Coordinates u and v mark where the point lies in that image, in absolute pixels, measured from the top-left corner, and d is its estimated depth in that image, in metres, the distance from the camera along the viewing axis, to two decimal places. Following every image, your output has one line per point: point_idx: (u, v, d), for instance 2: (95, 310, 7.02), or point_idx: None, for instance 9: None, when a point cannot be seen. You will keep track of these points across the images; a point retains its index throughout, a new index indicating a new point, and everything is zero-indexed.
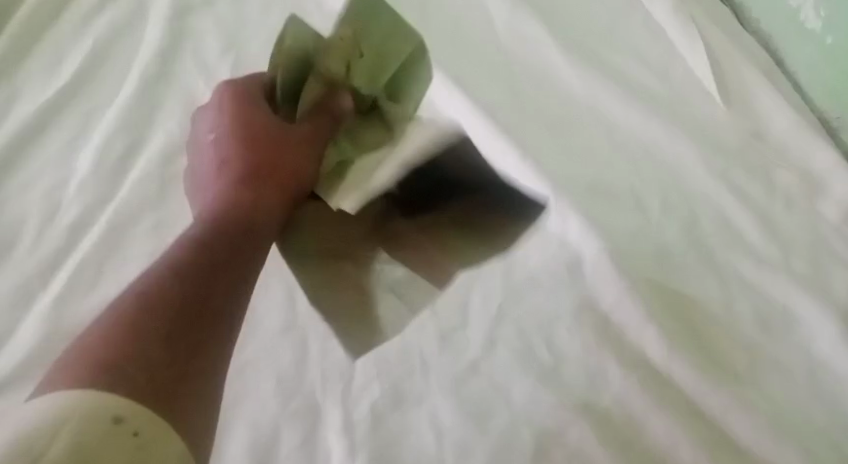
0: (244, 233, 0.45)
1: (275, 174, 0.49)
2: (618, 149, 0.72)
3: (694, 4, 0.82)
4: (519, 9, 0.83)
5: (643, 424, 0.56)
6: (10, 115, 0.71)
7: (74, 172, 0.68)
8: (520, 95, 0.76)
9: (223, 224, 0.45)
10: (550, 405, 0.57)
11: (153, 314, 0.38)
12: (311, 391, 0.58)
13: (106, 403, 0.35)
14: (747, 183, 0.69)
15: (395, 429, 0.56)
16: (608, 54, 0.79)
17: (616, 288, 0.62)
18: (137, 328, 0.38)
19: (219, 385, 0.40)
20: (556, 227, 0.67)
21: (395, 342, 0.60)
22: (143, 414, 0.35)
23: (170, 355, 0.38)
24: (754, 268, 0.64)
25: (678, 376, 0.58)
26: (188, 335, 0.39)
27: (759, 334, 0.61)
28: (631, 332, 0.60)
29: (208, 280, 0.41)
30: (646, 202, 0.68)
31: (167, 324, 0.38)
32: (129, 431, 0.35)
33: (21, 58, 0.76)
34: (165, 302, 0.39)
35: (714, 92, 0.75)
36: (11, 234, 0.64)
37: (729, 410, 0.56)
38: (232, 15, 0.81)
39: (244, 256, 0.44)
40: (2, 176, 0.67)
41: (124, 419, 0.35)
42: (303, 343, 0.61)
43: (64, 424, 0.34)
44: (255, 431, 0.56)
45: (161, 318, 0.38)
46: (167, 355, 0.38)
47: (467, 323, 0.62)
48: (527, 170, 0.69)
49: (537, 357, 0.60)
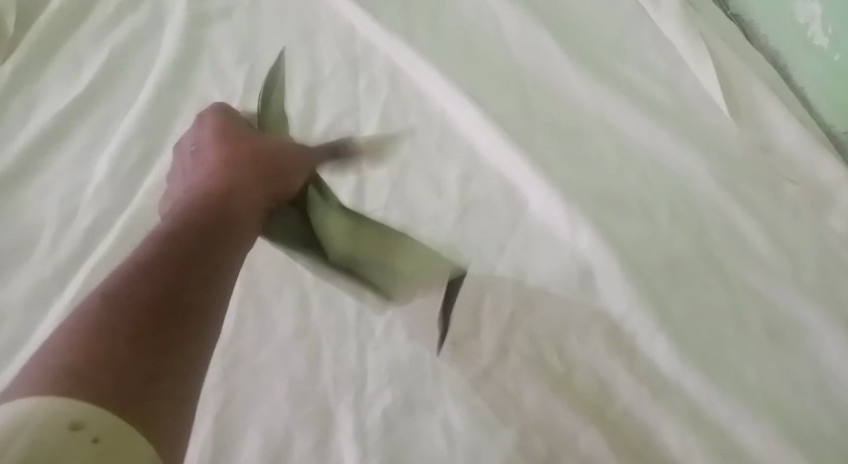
0: (215, 243, 0.51)
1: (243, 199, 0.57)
2: (626, 160, 0.72)
3: (703, 19, 0.83)
4: (529, 19, 0.83)
5: (653, 432, 0.57)
6: (29, 121, 0.72)
7: (90, 177, 0.69)
8: (530, 107, 0.77)
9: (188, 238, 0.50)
10: (561, 412, 0.57)
11: (124, 318, 0.44)
12: (324, 396, 0.59)
13: (61, 413, 0.39)
14: (756, 197, 0.69)
15: (408, 433, 0.57)
16: (616, 66, 0.80)
17: (626, 297, 0.62)
18: (108, 332, 0.43)
19: (185, 387, 0.45)
20: (566, 237, 0.67)
21: (407, 349, 0.61)
22: (97, 419, 0.40)
23: (140, 358, 0.43)
24: (763, 280, 0.64)
25: (688, 384, 0.59)
26: (158, 335, 0.44)
27: (768, 345, 0.61)
28: (643, 341, 0.61)
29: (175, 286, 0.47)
30: (654, 213, 0.68)
31: (131, 334, 0.44)
32: (89, 438, 0.39)
33: (40, 63, 0.77)
34: (136, 306, 0.45)
35: (723, 104, 0.75)
36: (28, 240, 0.65)
37: (737, 418, 0.57)
38: (245, 26, 0.81)
39: (211, 263, 0.50)
40: (20, 180, 0.69)
41: (81, 427, 0.39)
42: (316, 349, 0.61)
43: (15, 437, 0.38)
44: (269, 434, 0.57)
45: (132, 321, 0.44)
46: (139, 353, 0.43)
47: (478, 330, 0.62)
48: (536, 178, 0.70)
49: (547, 365, 0.60)
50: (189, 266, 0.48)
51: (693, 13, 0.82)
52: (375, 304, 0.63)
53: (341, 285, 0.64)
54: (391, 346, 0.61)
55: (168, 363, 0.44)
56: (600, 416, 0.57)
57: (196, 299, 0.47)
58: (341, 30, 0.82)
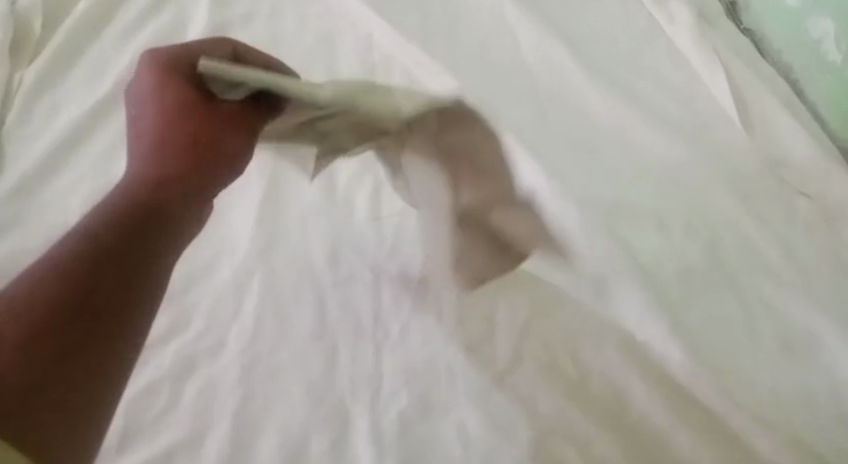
0: (153, 237, 0.48)
1: (204, 165, 0.52)
2: (642, 171, 0.73)
3: (716, 34, 0.84)
4: (546, 35, 0.84)
5: (667, 437, 0.56)
6: (54, 122, 0.74)
7: (113, 177, 0.70)
8: (546, 117, 0.77)
9: (127, 212, 0.48)
10: (577, 418, 0.57)
11: (34, 331, 0.43)
12: (341, 396, 0.59)
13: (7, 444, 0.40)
14: (768, 210, 0.69)
15: (423, 436, 0.57)
16: (630, 77, 0.80)
17: (640, 309, 0.63)
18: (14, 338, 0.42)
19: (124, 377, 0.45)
20: (583, 245, 0.67)
21: (422, 351, 0.61)
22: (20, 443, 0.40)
23: (59, 344, 0.43)
24: (778, 294, 0.64)
25: (697, 390, 0.58)
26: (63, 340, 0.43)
27: (782, 357, 0.61)
28: (656, 350, 0.61)
29: (93, 293, 0.45)
30: (668, 222, 0.69)
31: (56, 326, 0.43)
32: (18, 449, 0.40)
33: (66, 67, 0.78)
34: (56, 319, 0.44)
35: (735, 118, 0.76)
36: (52, 234, 0.65)
37: (751, 427, 0.56)
38: (266, 37, 0.83)
39: (144, 256, 0.47)
40: (44, 178, 0.69)
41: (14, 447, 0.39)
42: (333, 350, 0.61)
43: None
44: (285, 432, 0.57)
45: (32, 330, 0.43)
46: (55, 355, 0.43)
47: (493, 340, 0.61)
48: (550, 187, 0.71)
49: (564, 373, 0.60)
50: (119, 259, 0.46)
51: (706, 29, 0.83)
52: (392, 309, 0.64)
53: (358, 289, 0.65)
54: (406, 350, 0.61)
55: (83, 370, 0.43)
56: (617, 422, 0.57)
57: (125, 307, 0.45)
58: (360, 41, 0.83)
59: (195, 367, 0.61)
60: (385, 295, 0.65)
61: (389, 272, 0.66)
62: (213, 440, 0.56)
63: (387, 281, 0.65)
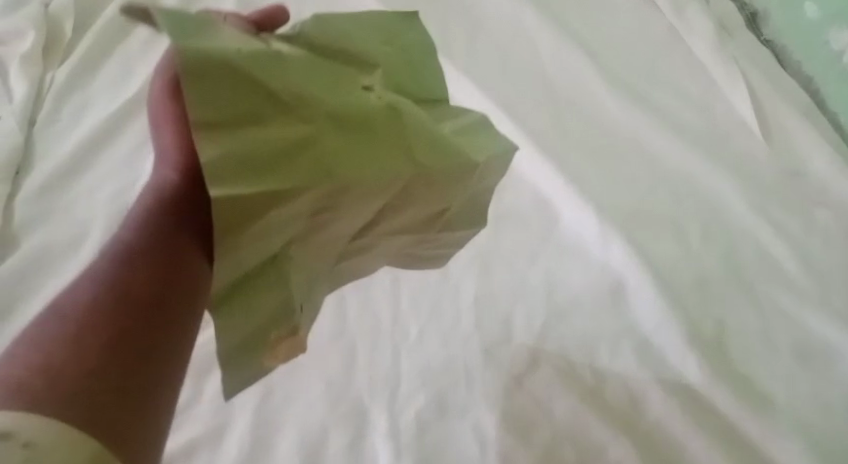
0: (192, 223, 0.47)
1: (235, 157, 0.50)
2: (659, 180, 0.73)
3: (734, 43, 0.84)
4: (564, 42, 0.84)
5: (683, 449, 0.56)
6: (83, 121, 0.75)
7: (139, 175, 0.71)
8: (563, 124, 0.78)
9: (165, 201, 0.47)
10: (591, 423, 0.58)
11: (90, 331, 0.41)
12: (359, 397, 0.59)
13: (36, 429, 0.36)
14: (786, 219, 0.69)
15: (440, 436, 0.57)
16: (648, 86, 0.81)
17: (656, 315, 0.63)
18: (77, 337, 0.40)
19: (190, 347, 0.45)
20: (598, 253, 0.68)
21: (440, 353, 0.62)
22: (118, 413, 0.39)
23: (112, 327, 0.41)
24: (793, 305, 0.64)
25: (717, 400, 0.59)
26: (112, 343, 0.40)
27: (798, 367, 0.61)
28: (672, 358, 0.61)
29: (142, 281, 0.44)
30: (685, 231, 0.69)
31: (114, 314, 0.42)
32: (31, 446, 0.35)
33: (94, 66, 0.80)
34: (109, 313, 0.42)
35: (755, 130, 0.76)
36: (80, 233, 0.67)
37: (768, 437, 0.57)
38: None
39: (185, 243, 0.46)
40: (73, 175, 0.71)
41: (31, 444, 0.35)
42: (352, 351, 0.62)
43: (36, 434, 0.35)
44: (303, 431, 0.57)
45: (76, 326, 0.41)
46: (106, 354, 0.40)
47: (511, 338, 0.63)
48: (568, 194, 0.71)
49: (580, 378, 0.60)
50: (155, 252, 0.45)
51: (725, 38, 0.84)
52: (411, 311, 0.64)
53: (377, 291, 0.66)
54: (423, 351, 0.62)
55: (137, 370, 0.41)
56: (631, 429, 0.58)
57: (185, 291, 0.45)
58: None
59: (214, 364, 0.61)
60: (403, 297, 0.65)
61: (407, 275, 0.67)
62: (232, 436, 0.57)
63: (405, 282, 0.66)
